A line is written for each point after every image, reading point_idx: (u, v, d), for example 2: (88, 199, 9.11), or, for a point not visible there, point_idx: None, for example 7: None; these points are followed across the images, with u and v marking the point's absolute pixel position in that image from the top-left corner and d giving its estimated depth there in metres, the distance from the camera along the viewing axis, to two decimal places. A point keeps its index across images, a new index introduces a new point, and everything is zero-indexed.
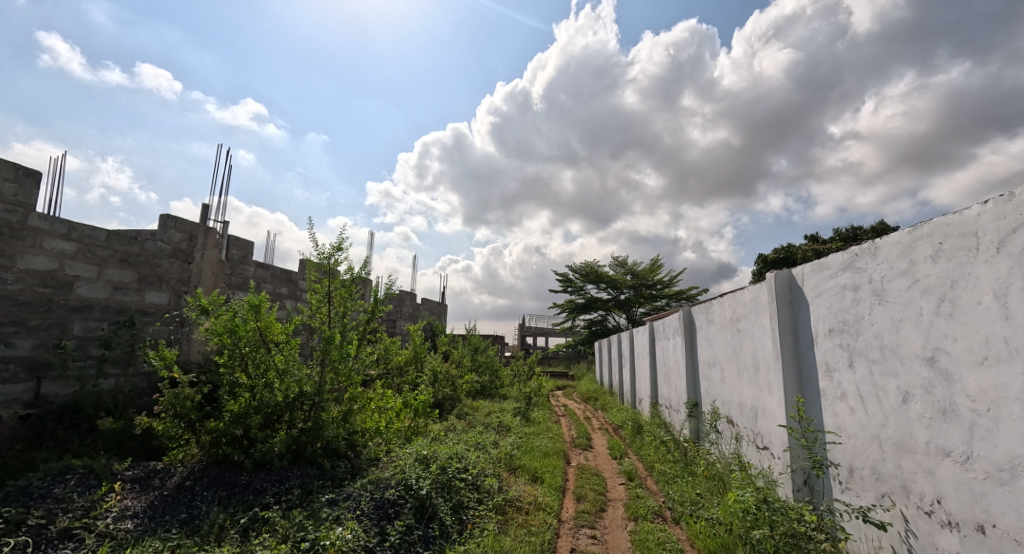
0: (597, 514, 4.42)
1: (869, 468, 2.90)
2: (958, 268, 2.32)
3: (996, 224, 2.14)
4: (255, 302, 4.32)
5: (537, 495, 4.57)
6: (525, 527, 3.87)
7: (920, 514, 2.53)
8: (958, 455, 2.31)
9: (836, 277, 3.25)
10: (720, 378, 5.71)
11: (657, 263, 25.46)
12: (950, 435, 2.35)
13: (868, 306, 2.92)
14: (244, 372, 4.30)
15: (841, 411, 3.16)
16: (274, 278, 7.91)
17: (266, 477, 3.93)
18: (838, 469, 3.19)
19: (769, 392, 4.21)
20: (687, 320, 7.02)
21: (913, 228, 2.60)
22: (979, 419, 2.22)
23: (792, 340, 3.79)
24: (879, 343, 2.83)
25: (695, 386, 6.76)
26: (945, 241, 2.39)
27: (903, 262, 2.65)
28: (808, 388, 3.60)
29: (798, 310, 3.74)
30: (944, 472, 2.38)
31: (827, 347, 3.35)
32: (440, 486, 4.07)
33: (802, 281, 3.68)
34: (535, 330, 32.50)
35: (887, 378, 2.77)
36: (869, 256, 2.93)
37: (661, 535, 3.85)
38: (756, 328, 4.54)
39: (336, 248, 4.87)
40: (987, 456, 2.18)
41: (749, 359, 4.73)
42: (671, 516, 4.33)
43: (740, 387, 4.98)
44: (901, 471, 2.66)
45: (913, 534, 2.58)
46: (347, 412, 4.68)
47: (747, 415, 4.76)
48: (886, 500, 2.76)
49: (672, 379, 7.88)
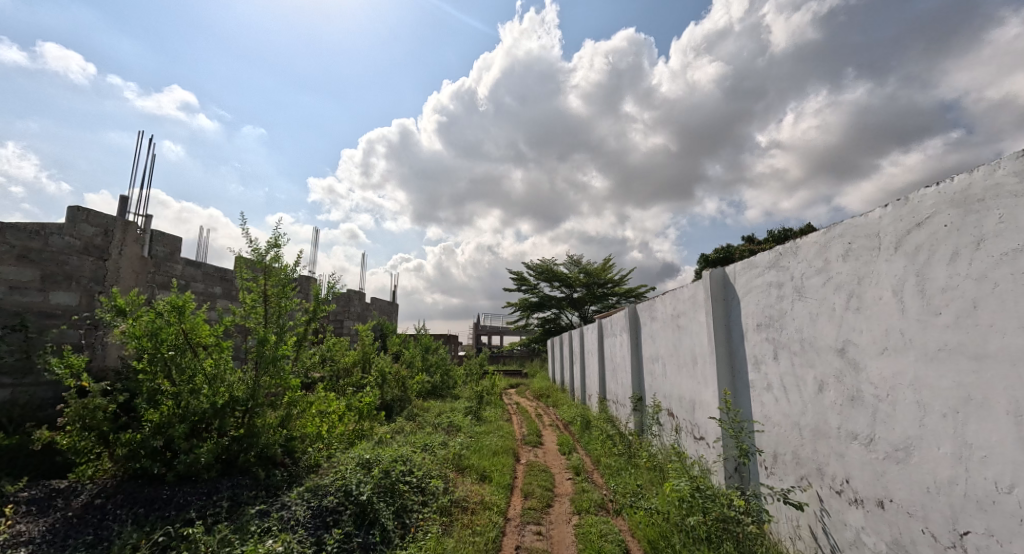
0: (544, 510, 4.47)
1: (789, 453, 3.11)
2: (864, 267, 2.52)
3: (894, 225, 2.34)
4: (179, 303, 4.00)
5: (484, 494, 4.57)
6: (469, 527, 3.84)
7: (832, 494, 2.74)
8: (864, 438, 2.51)
9: (763, 275, 3.45)
10: (661, 373, 5.94)
11: (608, 262, 26.19)
12: (858, 419, 2.56)
13: (790, 302, 3.13)
14: (167, 379, 3.96)
15: (767, 401, 3.37)
16: (205, 276, 7.43)
17: (191, 490, 3.68)
18: (764, 455, 3.41)
19: (705, 385, 4.41)
20: (632, 317, 7.23)
21: (829, 228, 2.80)
22: (880, 404, 2.42)
23: (725, 336, 3.99)
24: (799, 336, 3.03)
25: (639, 381, 6.98)
26: (853, 242, 2.59)
27: (819, 260, 2.85)
28: (738, 380, 3.82)
29: (731, 307, 3.94)
30: (852, 454, 2.59)
31: (755, 341, 3.56)
32: (382, 491, 3.96)
33: (734, 278, 3.88)
34: (489, 329, 32.38)
35: (805, 368, 2.98)
36: (791, 255, 3.14)
37: (603, 527, 3.94)
38: (694, 324, 4.75)
39: (272, 244, 4.62)
40: (886, 437, 2.39)
41: (688, 353, 4.94)
42: (613, 508, 4.46)
43: (680, 381, 5.19)
44: (817, 454, 2.86)
45: (826, 512, 2.79)
46: (284, 417, 4.49)
47: (686, 408, 4.97)
48: (804, 482, 2.97)
49: (619, 375, 8.11)
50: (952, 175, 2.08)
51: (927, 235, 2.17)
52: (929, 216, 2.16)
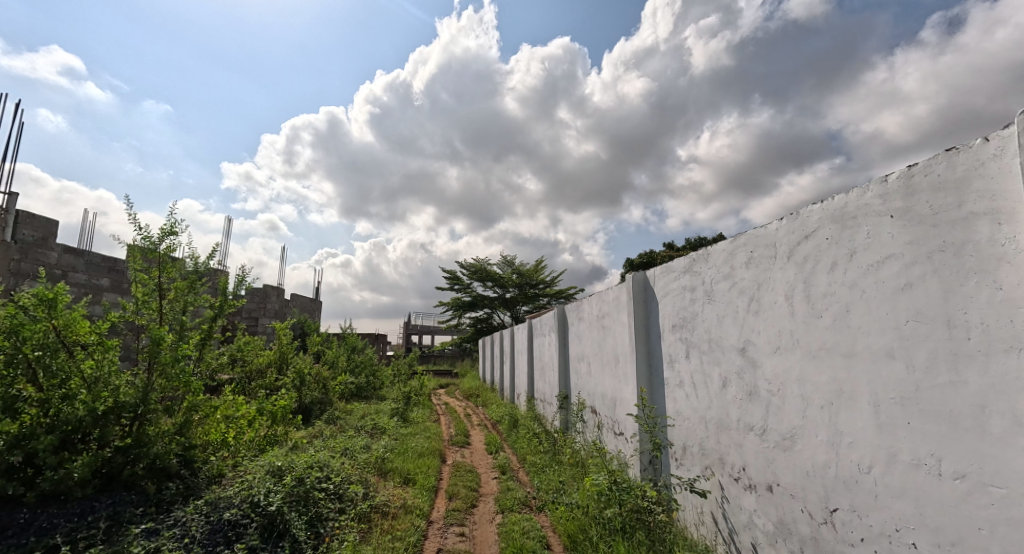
0: (468, 511, 4.45)
1: (697, 445, 3.33)
2: (762, 274, 2.77)
3: (788, 237, 2.59)
4: (49, 296, 3.51)
5: (407, 498, 4.45)
6: (389, 533, 3.72)
7: (731, 481, 2.97)
8: (758, 429, 2.75)
9: (679, 279, 3.68)
10: (586, 372, 6.14)
11: (540, 263, 26.69)
12: (754, 412, 2.80)
13: (701, 305, 3.35)
14: (32, 383, 3.45)
15: (679, 397, 3.59)
16: (89, 267, 6.60)
17: (60, 511, 3.23)
18: (674, 448, 3.63)
19: (625, 383, 4.62)
20: (561, 317, 7.41)
21: (735, 238, 3.04)
22: (773, 397, 2.66)
23: (644, 336, 4.20)
24: (708, 336, 3.26)
25: (565, 380, 7.17)
26: (755, 251, 2.84)
27: (727, 267, 3.09)
28: (654, 378, 4.03)
29: (650, 308, 4.16)
30: (749, 444, 2.83)
31: (670, 341, 3.78)
32: (294, 500, 3.73)
33: (653, 282, 4.10)
34: (419, 329, 31.76)
35: (712, 365, 3.20)
36: (703, 261, 3.37)
37: (525, 524, 3.99)
38: (617, 325, 4.96)
39: (169, 232, 4.19)
40: (776, 427, 2.63)
41: (611, 353, 5.15)
42: (536, 504, 4.54)
43: (603, 379, 5.39)
44: (719, 445, 3.09)
45: (726, 498, 3.02)
46: (182, 424, 4.09)
47: (607, 405, 5.18)
48: (708, 471, 3.20)
49: (546, 374, 8.28)
50: (833, 194, 2.33)
51: (813, 246, 2.42)
52: (815, 229, 2.41)
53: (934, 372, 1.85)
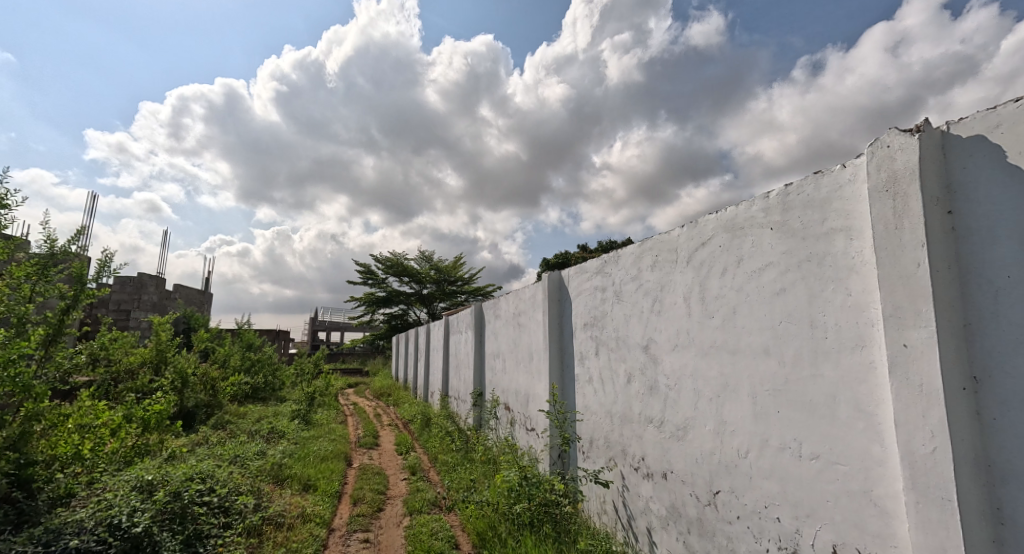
0: (374, 515, 4.23)
1: (602, 438, 3.45)
2: (665, 276, 2.92)
3: (687, 243, 2.75)
4: None
5: (305, 506, 4.13)
6: (283, 546, 3.42)
7: (631, 470, 3.11)
8: (657, 421, 2.90)
9: (591, 279, 3.78)
10: (501, 369, 6.15)
11: (459, 260, 26.46)
12: (654, 405, 2.94)
13: (611, 304, 3.48)
14: None
15: (588, 392, 3.70)
16: None
17: None
18: (582, 441, 3.74)
19: (538, 380, 4.69)
20: (477, 314, 7.36)
21: (642, 242, 3.19)
22: (670, 392, 2.82)
23: (557, 334, 4.28)
24: (616, 335, 3.39)
25: (480, 377, 7.13)
26: (659, 255, 2.99)
27: (634, 269, 3.22)
28: (565, 374, 4.12)
29: (564, 307, 4.25)
30: (648, 435, 2.98)
31: (581, 339, 3.88)
32: (167, 518, 3.28)
33: (568, 281, 4.19)
34: (328, 325, 30.00)
35: (618, 362, 3.34)
36: (613, 263, 3.49)
37: (434, 525, 3.88)
38: (532, 322, 5.02)
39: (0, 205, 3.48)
40: (672, 419, 2.79)
41: (526, 350, 5.19)
42: (446, 504, 4.44)
43: (517, 376, 5.43)
44: (622, 437, 3.23)
45: (626, 487, 3.16)
46: (19, 436, 3.42)
47: (520, 401, 5.22)
48: (611, 462, 3.33)
49: (461, 371, 8.18)
50: (726, 205, 2.51)
51: (708, 252, 2.59)
52: (710, 236, 2.59)
53: (799, 366, 2.05)
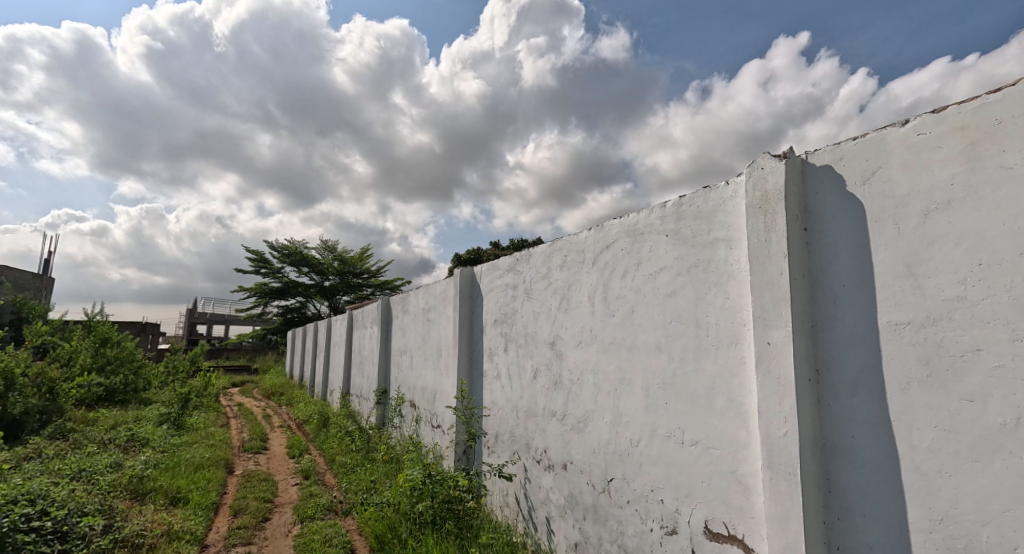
0: (257, 526, 3.88)
1: (507, 432, 3.50)
2: (572, 276, 3.03)
3: (593, 245, 2.88)
4: None
5: (172, 522, 3.66)
6: None
7: (534, 463, 3.20)
8: (560, 415, 3.01)
9: (503, 276, 3.82)
10: (408, 365, 5.98)
11: (366, 252, 25.31)
12: (558, 400, 3.05)
13: (521, 302, 3.53)
14: None
15: (495, 388, 3.73)
16: None
17: None
18: (488, 437, 3.76)
19: (446, 376, 4.63)
20: (385, 309, 7.08)
21: (552, 243, 3.28)
22: (573, 386, 2.94)
23: (467, 330, 4.26)
24: (524, 332, 3.45)
25: (385, 374, 6.88)
26: (567, 256, 3.09)
27: (544, 268, 3.31)
28: (474, 371, 4.12)
29: (475, 304, 4.24)
30: (551, 428, 3.08)
31: (491, 335, 3.90)
32: None
33: (480, 278, 4.18)
34: (211, 318, 27.00)
35: (526, 358, 3.40)
36: (525, 261, 3.55)
37: (328, 532, 3.66)
38: (442, 318, 4.94)
39: None
40: (574, 412, 2.91)
41: (434, 346, 5.10)
42: (342, 508, 4.21)
43: (424, 373, 5.32)
44: (527, 431, 3.30)
45: (528, 479, 3.24)
46: None
47: (427, 398, 5.12)
48: (515, 456, 3.39)
49: (365, 368, 7.83)
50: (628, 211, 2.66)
51: (612, 255, 2.73)
52: (614, 240, 2.73)
53: (685, 361, 2.24)
